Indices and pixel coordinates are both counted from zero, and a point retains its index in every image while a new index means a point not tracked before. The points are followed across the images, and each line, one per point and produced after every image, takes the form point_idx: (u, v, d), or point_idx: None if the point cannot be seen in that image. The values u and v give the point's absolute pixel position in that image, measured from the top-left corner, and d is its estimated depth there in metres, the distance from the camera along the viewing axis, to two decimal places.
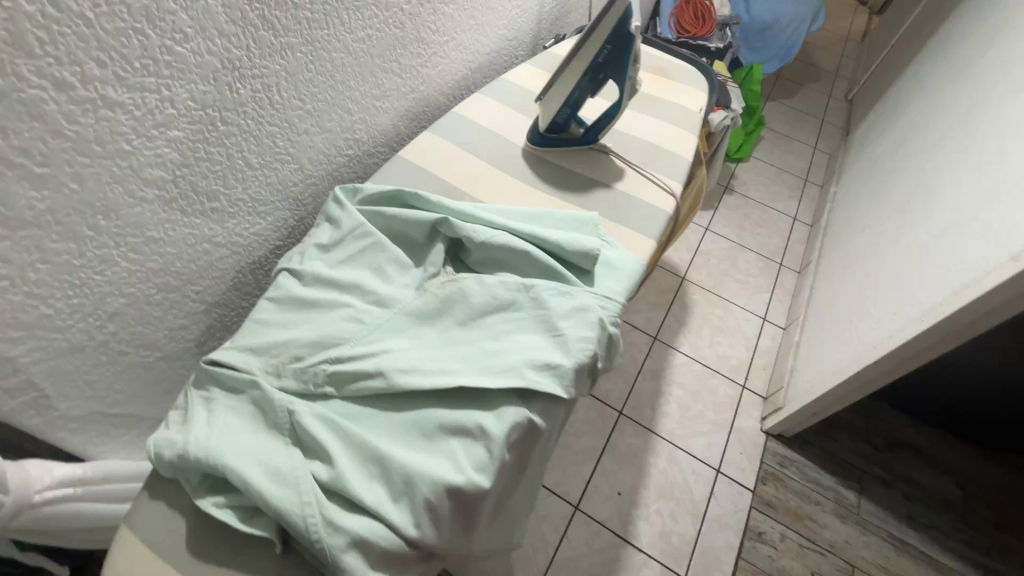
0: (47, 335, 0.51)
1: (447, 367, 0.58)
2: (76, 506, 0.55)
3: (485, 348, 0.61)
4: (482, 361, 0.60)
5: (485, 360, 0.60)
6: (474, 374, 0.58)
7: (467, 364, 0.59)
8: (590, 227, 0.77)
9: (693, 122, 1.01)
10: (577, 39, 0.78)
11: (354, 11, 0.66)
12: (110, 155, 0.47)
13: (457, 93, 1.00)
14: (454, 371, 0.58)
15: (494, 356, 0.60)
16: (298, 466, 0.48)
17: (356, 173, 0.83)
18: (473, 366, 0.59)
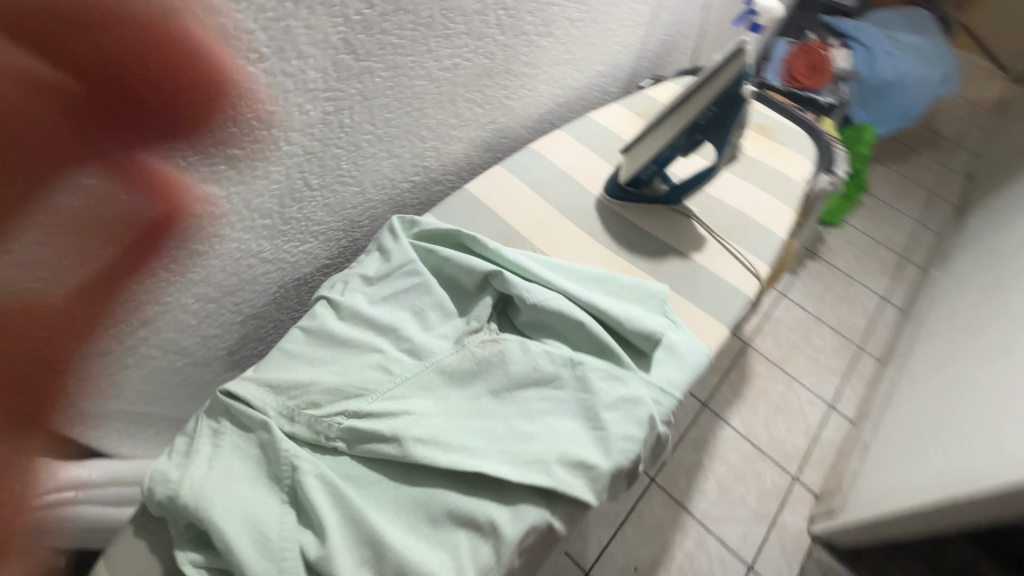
0: (77, 336, 0.50)
1: (469, 445, 0.52)
2: (74, 510, 0.54)
3: (514, 430, 0.55)
4: (508, 445, 0.54)
5: (512, 444, 0.54)
6: (497, 460, 0.52)
7: (491, 445, 0.53)
8: (657, 302, 0.69)
9: (793, 194, 0.91)
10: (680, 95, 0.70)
11: (443, 39, 0.62)
12: (164, 169, 0.45)
13: (538, 127, 0.94)
14: (475, 452, 0.52)
15: (523, 442, 0.54)
16: (288, 537, 0.44)
17: (419, 199, 0.79)
18: (496, 449, 0.53)
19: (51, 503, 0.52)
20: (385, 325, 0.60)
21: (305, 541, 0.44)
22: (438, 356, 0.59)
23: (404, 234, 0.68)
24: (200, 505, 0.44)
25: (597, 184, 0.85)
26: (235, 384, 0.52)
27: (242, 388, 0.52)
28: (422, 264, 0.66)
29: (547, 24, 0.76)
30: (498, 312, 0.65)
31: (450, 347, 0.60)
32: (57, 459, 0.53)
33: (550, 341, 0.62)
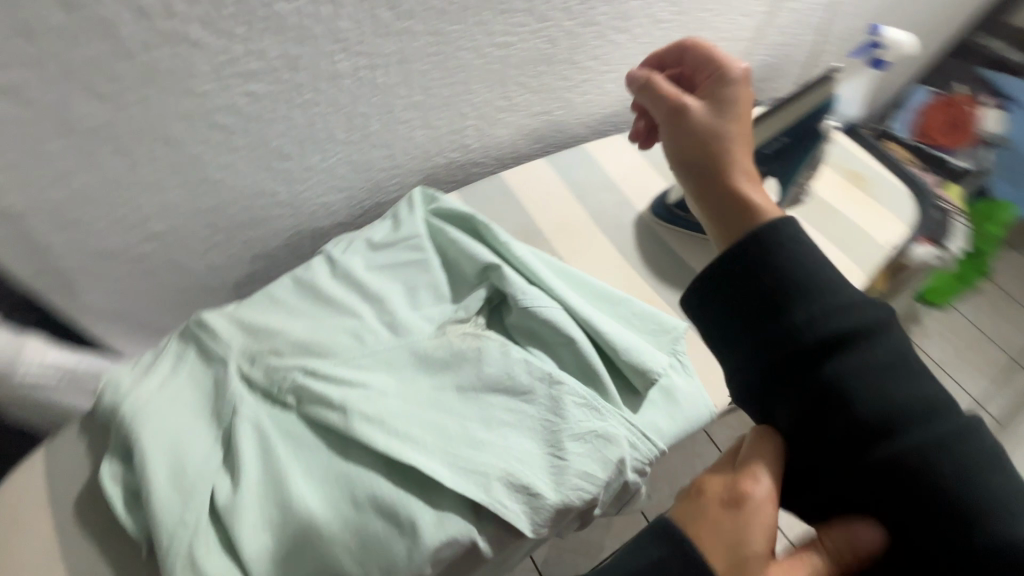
0: (84, 234, 0.52)
1: (413, 435, 0.50)
2: (56, 394, 0.58)
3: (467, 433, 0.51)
4: (453, 446, 0.50)
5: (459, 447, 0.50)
6: (436, 459, 0.49)
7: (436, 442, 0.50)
8: (668, 339, 0.62)
9: (872, 258, 0.79)
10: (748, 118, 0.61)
11: (498, 14, 0.59)
12: (181, 91, 0.46)
13: (601, 129, 0.89)
14: (417, 444, 0.49)
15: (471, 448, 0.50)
16: (205, 475, 0.44)
17: (454, 177, 0.77)
18: (440, 447, 0.50)
19: (35, 382, 0.55)
20: (373, 293, 0.59)
21: (220, 484, 0.44)
22: (414, 336, 0.57)
23: (422, 207, 0.66)
24: (136, 421, 0.45)
25: (644, 200, 0.78)
26: (212, 315, 0.53)
27: (216, 321, 0.53)
28: (429, 241, 0.64)
29: (624, 19, 0.71)
30: (492, 307, 0.61)
31: (430, 331, 0.58)
32: (53, 343, 0.57)
33: (535, 350, 0.58)
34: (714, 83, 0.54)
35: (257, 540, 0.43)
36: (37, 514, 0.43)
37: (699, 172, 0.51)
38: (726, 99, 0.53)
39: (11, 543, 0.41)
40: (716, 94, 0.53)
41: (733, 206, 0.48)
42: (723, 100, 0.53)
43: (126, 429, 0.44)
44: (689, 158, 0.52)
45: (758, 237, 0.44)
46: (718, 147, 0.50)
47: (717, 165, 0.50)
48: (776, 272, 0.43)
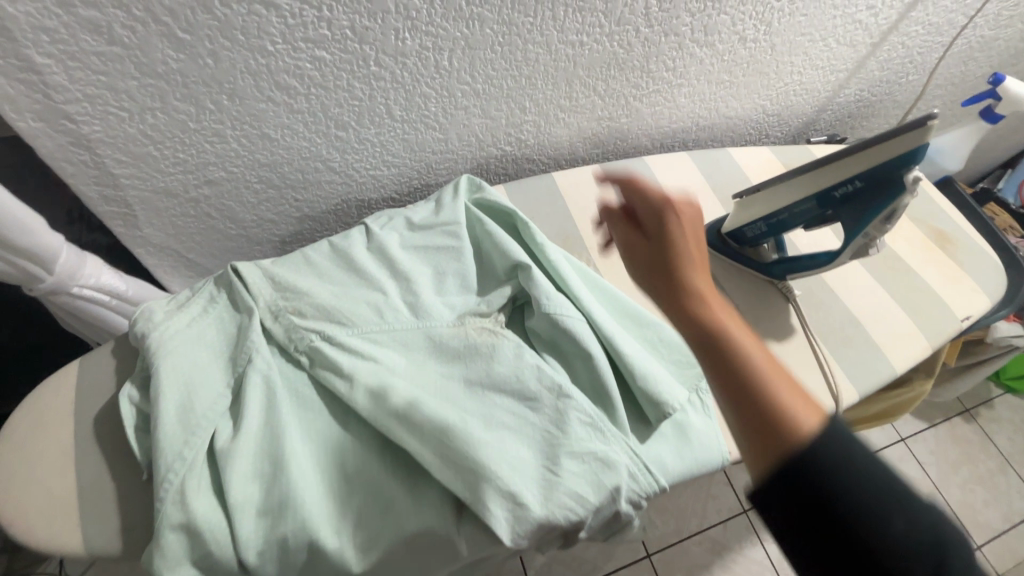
0: (149, 171, 0.56)
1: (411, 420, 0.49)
2: (104, 312, 0.62)
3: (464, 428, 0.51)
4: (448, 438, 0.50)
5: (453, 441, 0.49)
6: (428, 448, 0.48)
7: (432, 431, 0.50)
8: (691, 373, 0.59)
9: (940, 327, 0.72)
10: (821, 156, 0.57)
11: (573, 12, 0.57)
12: (252, 48, 0.48)
13: (664, 142, 0.85)
14: (413, 428, 0.49)
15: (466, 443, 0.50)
16: (210, 417, 0.45)
17: (505, 169, 0.77)
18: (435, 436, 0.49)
19: (87, 298, 0.60)
20: (401, 272, 0.59)
21: (222, 428, 0.46)
22: (433, 321, 0.57)
23: (465, 196, 0.66)
24: (160, 354, 0.47)
25: None
26: (248, 266, 0.55)
27: (250, 273, 0.55)
28: (465, 230, 0.63)
29: (709, 32, 0.67)
30: (515, 306, 0.60)
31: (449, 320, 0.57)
32: (108, 265, 0.61)
33: (550, 359, 0.57)
34: (668, 227, 0.47)
35: (244, 489, 0.44)
36: (62, 420, 0.46)
37: (692, 343, 0.40)
38: (679, 238, 0.46)
39: (35, 443, 0.45)
40: (676, 237, 0.46)
41: (769, 419, 0.34)
42: (676, 242, 0.46)
43: (150, 359, 0.47)
44: (694, 341, 0.40)
45: (787, 456, 0.32)
46: (702, 312, 0.41)
47: (710, 333, 0.39)
48: (836, 476, 0.30)
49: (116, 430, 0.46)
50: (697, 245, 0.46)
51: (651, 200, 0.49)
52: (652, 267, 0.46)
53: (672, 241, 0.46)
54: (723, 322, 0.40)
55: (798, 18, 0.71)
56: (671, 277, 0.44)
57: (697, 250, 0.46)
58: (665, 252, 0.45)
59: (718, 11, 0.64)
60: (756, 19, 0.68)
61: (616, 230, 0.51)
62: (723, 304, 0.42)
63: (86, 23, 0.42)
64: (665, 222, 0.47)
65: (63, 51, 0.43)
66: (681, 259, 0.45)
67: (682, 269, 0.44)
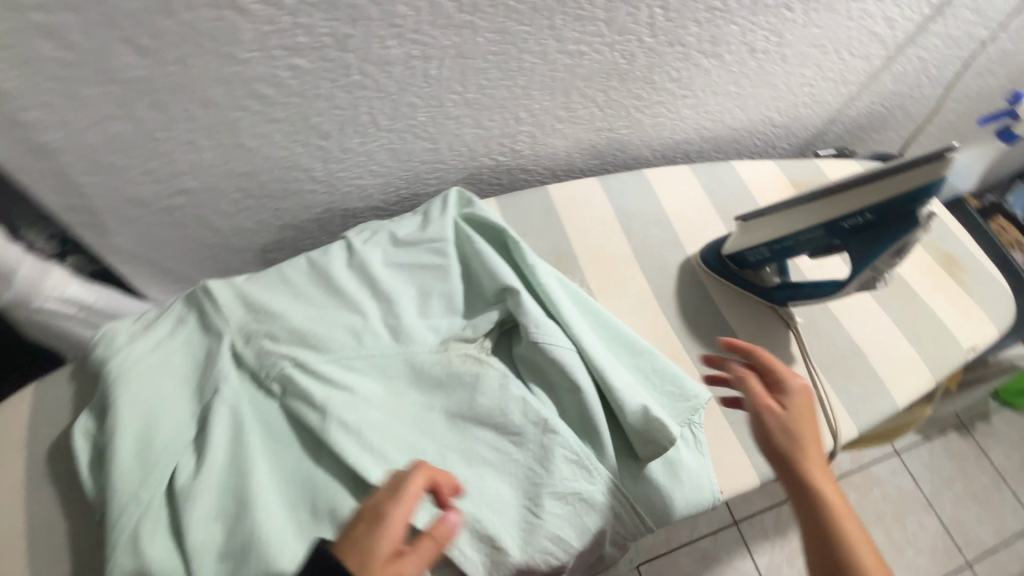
0: (116, 180, 0.52)
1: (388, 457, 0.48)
2: (71, 324, 0.59)
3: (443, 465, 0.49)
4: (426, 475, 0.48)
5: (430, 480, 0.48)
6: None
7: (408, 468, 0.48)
8: (685, 406, 0.56)
9: (945, 358, 0.69)
10: (832, 183, 0.54)
11: (573, 20, 0.53)
12: (222, 55, 0.44)
13: (665, 153, 0.82)
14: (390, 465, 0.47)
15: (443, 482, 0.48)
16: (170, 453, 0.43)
17: (498, 179, 0.73)
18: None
19: (51, 309, 0.57)
20: (383, 292, 0.56)
21: (184, 463, 0.43)
22: (414, 346, 0.54)
23: (454, 210, 0.63)
24: (119, 383, 0.44)
25: (695, 243, 0.72)
26: (219, 284, 0.52)
27: (220, 292, 0.52)
28: (452, 247, 0.60)
29: (717, 43, 0.63)
30: (502, 331, 0.57)
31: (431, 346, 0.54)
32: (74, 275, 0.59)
33: (536, 389, 0.54)
34: (785, 393, 0.50)
35: (204, 532, 0.41)
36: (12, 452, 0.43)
37: (811, 530, 0.46)
38: (798, 415, 0.49)
39: None
40: (796, 414, 0.49)
41: None
42: (800, 419, 0.49)
43: (108, 388, 0.44)
44: (810, 528, 0.46)
45: None
46: (824, 504, 0.46)
47: (826, 524, 0.45)
48: None
49: (70, 464, 0.43)
50: (816, 426, 0.50)
51: (770, 363, 0.52)
52: (776, 440, 0.48)
53: (800, 424, 0.49)
54: (829, 497, 0.46)
55: (811, 29, 0.67)
56: (796, 463, 0.47)
57: (814, 428, 0.49)
58: (795, 437, 0.48)
59: (728, 21, 0.61)
60: (767, 30, 0.64)
61: (744, 389, 0.51)
62: (830, 480, 0.47)
63: (36, 28, 0.38)
64: (790, 394, 0.50)
65: (12, 57, 0.39)
66: (803, 434, 0.48)
67: (805, 451, 0.48)
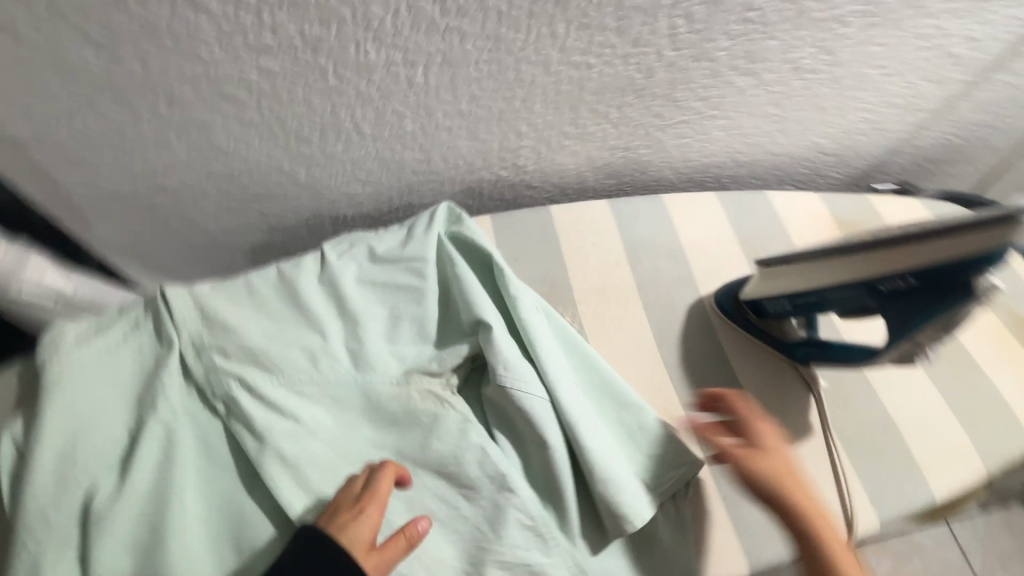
0: (91, 175, 0.51)
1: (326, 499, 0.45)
2: (51, 314, 0.59)
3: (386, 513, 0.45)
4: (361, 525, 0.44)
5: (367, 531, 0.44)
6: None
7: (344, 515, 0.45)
8: (669, 476, 0.49)
9: (1004, 448, 0.58)
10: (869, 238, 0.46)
11: (577, 29, 0.47)
12: (184, 54, 0.41)
13: (692, 176, 0.74)
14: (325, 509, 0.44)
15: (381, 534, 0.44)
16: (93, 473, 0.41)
17: (500, 195, 0.68)
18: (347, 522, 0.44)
19: (30, 299, 0.56)
20: (350, 312, 0.52)
21: (105, 484, 0.41)
22: (373, 376, 0.49)
23: (440, 228, 0.58)
24: (56, 391, 0.43)
25: (712, 282, 0.64)
26: (180, 290, 0.50)
27: (178, 299, 0.49)
28: (432, 268, 0.55)
29: (753, 60, 0.55)
30: (473, 367, 0.52)
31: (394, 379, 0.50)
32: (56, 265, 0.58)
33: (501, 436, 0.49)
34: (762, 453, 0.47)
35: (112, 563, 0.39)
36: None
37: None
38: (753, 431, 0.48)
39: None
40: (777, 468, 0.46)
41: None
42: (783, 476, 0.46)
43: (44, 395, 0.43)
44: None
45: None
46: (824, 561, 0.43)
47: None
48: None
49: None
50: (798, 472, 0.47)
51: (747, 421, 0.49)
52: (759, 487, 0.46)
53: (785, 481, 0.46)
54: (830, 550, 0.43)
55: (872, 48, 0.57)
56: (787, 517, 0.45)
57: (779, 452, 0.47)
58: (777, 484, 0.46)
59: (766, 35, 0.52)
60: (817, 47, 0.55)
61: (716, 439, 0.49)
62: (832, 536, 0.44)
63: None
64: (764, 446, 0.47)
65: None
66: (790, 491, 0.45)
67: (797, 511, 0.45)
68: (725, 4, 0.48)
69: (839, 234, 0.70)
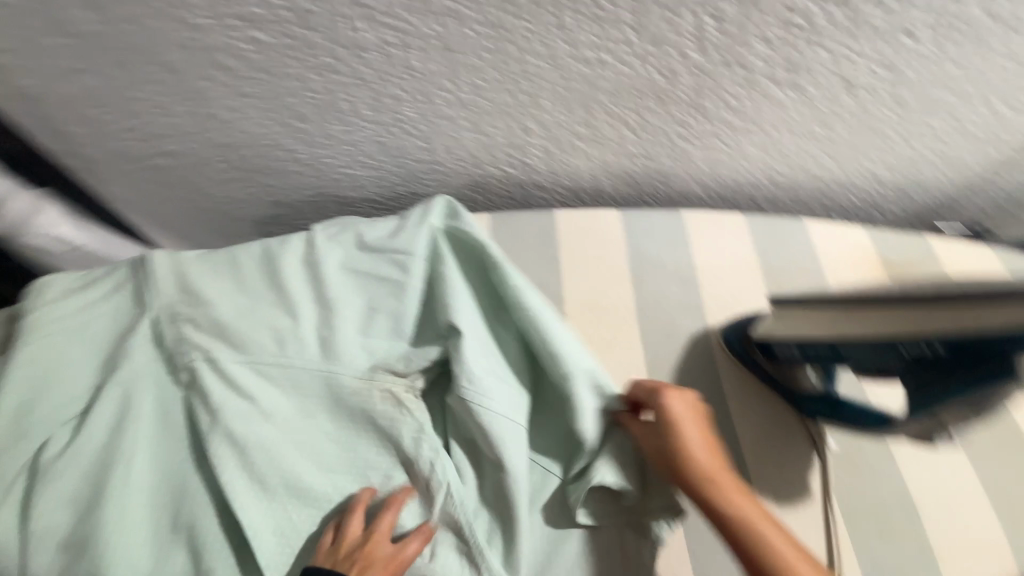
0: (100, 133, 0.52)
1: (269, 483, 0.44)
2: (63, 262, 0.61)
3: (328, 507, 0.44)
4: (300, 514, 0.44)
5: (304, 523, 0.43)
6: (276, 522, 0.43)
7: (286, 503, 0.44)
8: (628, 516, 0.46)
9: None
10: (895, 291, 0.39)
11: (587, 21, 0.43)
12: (175, 19, 0.41)
13: (723, 193, 0.67)
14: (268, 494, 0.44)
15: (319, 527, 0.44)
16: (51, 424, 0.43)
17: (509, 192, 0.65)
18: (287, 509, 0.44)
19: (43, 246, 0.59)
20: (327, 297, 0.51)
21: (60, 438, 0.42)
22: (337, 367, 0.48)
23: (435, 218, 0.55)
24: (31, 342, 0.45)
25: (722, 312, 0.58)
26: (166, 256, 0.50)
27: (160, 265, 0.50)
28: (419, 261, 0.52)
29: (795, 71, 0.49)
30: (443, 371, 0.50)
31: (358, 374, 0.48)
32: (70, 215, 0.60)
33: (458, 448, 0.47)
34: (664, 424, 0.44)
35: (52, 515, 0.40)
36: None
37: None
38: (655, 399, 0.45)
39: None
40: (676, 438, 0.43)
41: None
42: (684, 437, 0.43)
43: (21, 344, 0.45)
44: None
45: None
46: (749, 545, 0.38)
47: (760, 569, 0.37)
48: None
49: None
50: (698, 427, 0.43)
51: (645, 395, 0.46)
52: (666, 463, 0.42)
53: (677, 433, 0.43)
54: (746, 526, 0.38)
55: (947, 69, 0.49)
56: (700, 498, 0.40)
57: (685, 408, 0.44)
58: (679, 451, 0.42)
59: (813, 43, 0.46)
60: (876, 62, 0.48)
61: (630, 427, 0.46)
62: (735, 488, 0.40)
63: None
64: (660, 411, 0.44)
65: None
66: (693, 453, 0.42)
67: (701, 471, 0.41)
68: (762, 4, 0.42)
69: (883, 276, 0.62)
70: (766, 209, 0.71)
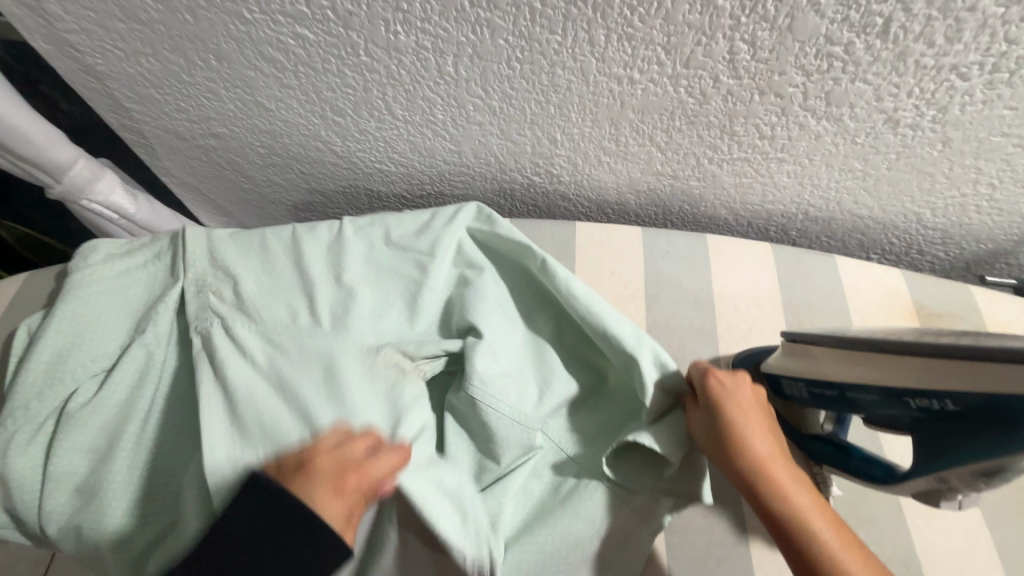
0: (157, 112, 0.57)
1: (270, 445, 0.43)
2: (112, 227, 0.66)
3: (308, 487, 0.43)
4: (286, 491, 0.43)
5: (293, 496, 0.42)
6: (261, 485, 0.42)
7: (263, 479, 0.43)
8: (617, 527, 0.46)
9: None
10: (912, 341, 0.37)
11: (619, 39, 0.43)
12: (228, 12, 0.44)
13: (752, 220, 0.66)
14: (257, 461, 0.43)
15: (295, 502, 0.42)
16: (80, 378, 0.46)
17: (533, 199, 0.65)
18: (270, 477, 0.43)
19: (96, 211, 0.64)
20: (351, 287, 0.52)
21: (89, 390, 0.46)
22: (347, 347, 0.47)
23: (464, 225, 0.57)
24: (75, 298, 0.49)
25: (735, 342, 0.57)
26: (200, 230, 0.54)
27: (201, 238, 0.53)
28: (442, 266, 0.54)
29: (833, 103, 0.47)
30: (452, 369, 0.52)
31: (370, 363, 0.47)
32: (122, 184, 0.65)
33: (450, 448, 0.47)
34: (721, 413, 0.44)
35: (67, 458, 0.43)
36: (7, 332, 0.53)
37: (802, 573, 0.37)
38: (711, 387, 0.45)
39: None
40: (731, 422, 0.43)
41: None
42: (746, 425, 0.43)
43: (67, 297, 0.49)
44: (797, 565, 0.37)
45: None
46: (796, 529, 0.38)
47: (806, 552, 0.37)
48: None
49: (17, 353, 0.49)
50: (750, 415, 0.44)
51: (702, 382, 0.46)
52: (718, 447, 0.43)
53: (727, 419, 0.43)
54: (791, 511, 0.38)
55: (1001, 112, 0.46)
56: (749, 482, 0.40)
57: (739, 397, 0.45)
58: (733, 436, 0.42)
59: (852, 77, 0.44)
60: (921, 100, 0.46)
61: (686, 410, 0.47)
62: (791, 479, 0.40)
63: None
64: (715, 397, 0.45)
65: None
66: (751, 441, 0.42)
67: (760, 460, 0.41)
68: (800, 34, 0.41)
69: (914, 323, 0.59)
70: (797, 241, 0.69)
